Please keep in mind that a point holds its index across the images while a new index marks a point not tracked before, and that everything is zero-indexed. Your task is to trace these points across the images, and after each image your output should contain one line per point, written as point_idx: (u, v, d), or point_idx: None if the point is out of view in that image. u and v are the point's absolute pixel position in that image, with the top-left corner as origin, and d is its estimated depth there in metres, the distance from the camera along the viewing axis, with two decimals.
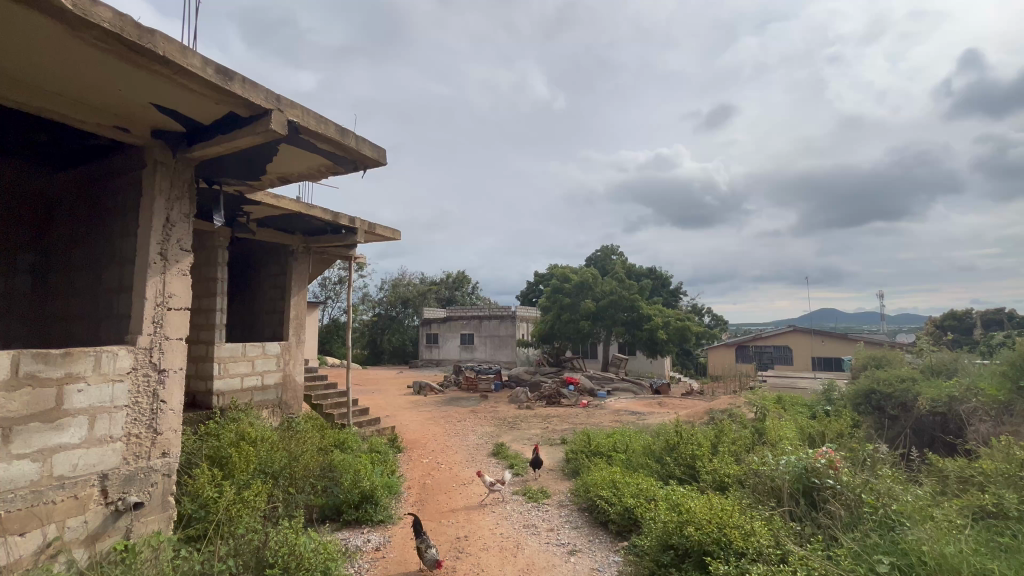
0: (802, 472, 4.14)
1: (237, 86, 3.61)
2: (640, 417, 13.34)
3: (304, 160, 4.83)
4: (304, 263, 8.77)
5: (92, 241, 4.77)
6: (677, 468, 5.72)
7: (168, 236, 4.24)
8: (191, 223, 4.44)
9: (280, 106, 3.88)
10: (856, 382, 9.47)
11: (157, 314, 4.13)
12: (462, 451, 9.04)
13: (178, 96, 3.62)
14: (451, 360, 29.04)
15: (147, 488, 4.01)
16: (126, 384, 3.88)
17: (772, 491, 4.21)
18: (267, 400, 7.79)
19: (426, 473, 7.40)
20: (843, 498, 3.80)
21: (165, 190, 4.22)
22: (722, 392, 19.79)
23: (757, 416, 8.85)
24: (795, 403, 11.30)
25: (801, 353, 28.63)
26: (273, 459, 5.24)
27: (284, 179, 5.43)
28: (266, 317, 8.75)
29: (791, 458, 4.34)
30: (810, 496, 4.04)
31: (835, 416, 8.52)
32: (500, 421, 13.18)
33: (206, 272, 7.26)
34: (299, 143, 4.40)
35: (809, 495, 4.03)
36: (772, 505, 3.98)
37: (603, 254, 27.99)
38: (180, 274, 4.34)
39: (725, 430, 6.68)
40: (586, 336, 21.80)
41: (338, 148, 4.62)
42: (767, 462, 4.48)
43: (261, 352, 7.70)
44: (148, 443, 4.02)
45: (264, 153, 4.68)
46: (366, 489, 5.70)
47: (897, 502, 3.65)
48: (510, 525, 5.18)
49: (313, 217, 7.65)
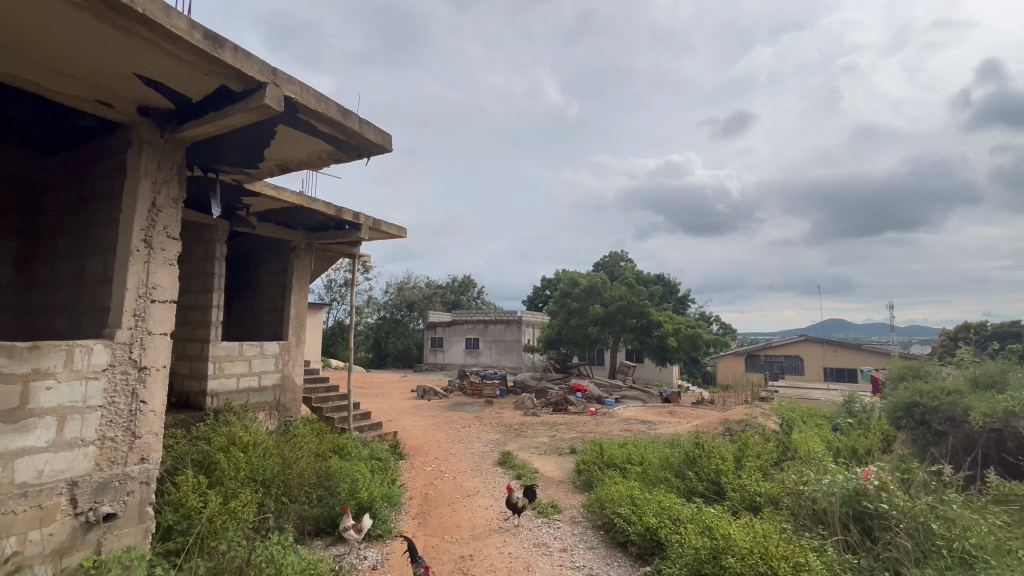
0: (850, 495, 3.70)
1: (229, 54, 3.27)
2: (650, 427, 12.77)
3: (302, 143, 4.50)
4: (305, 260, 8.44)
5: (78, 229, 4.45)
6: (699, 483, 5.28)
7: (154, 222, 3.88)
8: (180, 208, 4.08)
9: (276, 80, 3.53)
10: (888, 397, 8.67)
11: (139, 306, 3.77)
12: (467, 459, 8.65)
13: (162, 63, 3.28)
14: (456, 365, 28.71)
15: (122, 497, 3.63)
16: (101, 382, 3.53)
17: (816, 515, 3.78)
18: (263, 402, 7.47)
19: (428, 482, 7.01)
20: (902, 528, 3.37)
21: (152, 172, 3.87)
22: (733, 400, 19.24)
23: (779, 428, 8.35)
24: (814, 414, 10.81)
25: (813, 363, 28.03)
26: (265, 466, 4.91)
27: (283, 167, 5.13)
28: (266, 315, 8.43)
29: (835, 478, 3.91)
30: (862, 523, 3.61)
31: (868, 430, 7.99)
32: (507, 428, 12.74)
33: (203, 266, 7.00)
34: (298, 124, 4.06)
35: (862, 522, 3.60)
36: (823, 534, 3.54)
37: (611, 260, 27.55)
38: (167, 263, 3.97)
39: (749, 442, 6.23)
40: (594, 342, 21.36)
41: (340, 131, 4.29)
42: (808, 481, 4.04)
43: (258, 352, 7.41)
44: (125, 447, 3.66)
45: (260, 136, 4.35)
46: (364, 501, 5.30)
47: (975, 534, 3.19)
48: (519, 544, 4.77)
49: (315, 211, 7.31)
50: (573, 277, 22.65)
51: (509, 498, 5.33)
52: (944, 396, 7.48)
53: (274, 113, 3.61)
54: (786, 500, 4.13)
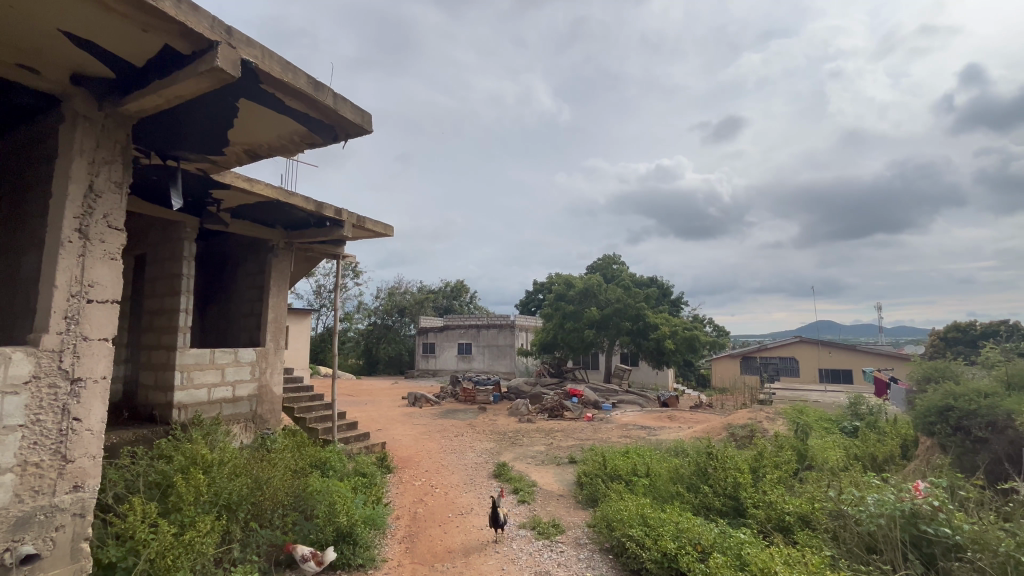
0: (905, 519, 3.27)
1: (170, 5, 2.75)
2: (650, 433, 12.28)
3: (271, 123, 3.99)
4: (285, 261, 7.88)
5: (11, 221, 3.88)
6: (715, 498, 4.82)
7: (91, 209, 3.34)
8: (125, 194, 3.54)
9: (231, 41, 3.01)
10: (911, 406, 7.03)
11: (72, 307, 3.22)
12: (460, 472, 8.10)
13: (91, 17, 2.75)
14: (448, 371, 28.11)
15: (49, 534, 3.06)
16: (22, 398, 2.97)
17: (868, 546, 3.36)
18: (238, 414, 6.89)
19: (418, 499, 6.46)
20: (975, 557, 2.93)
21: (88, 151, 3.33)
22: (732, 403, 18.87)
23: (790, 433, 7.90)
24: (819, 417, 10.40)
25: (808, 365, 27.73)
26: (231, 486, 4.37)
27: (252, 153, 4.61)
28: (243, 320, 7.85)
29: (882, 498, 3.48)
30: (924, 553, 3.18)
31: (885, 435, 7.56)
32: (501, 436, 12.19)
33: (170, 267, 6.43)
34: (262, 97, 3.55)
35: (922, 551, 3.18)
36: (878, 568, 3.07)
37: (604, 263, 27.23)
38: (107, 258, 3.42)
39: (766, 451, 5.77)
40: (589, 345, 20.87)
41: (312, 108, 3.78)
42: (852, 501, 3.63)
43: (232, 360, 6.84)
44: (53, 474, 3.09)
45: (221, 114, 3.83)
46: (342, 526, 4.69)
47: None
48: (518, 571, 4.26)
49: (294, 207, 6.77)
50: (568, 279, 22.18)
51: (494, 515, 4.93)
52: (980, 400, 5.90)
53: (230, 80, 3.10)
54: (827, 523, 3.72)
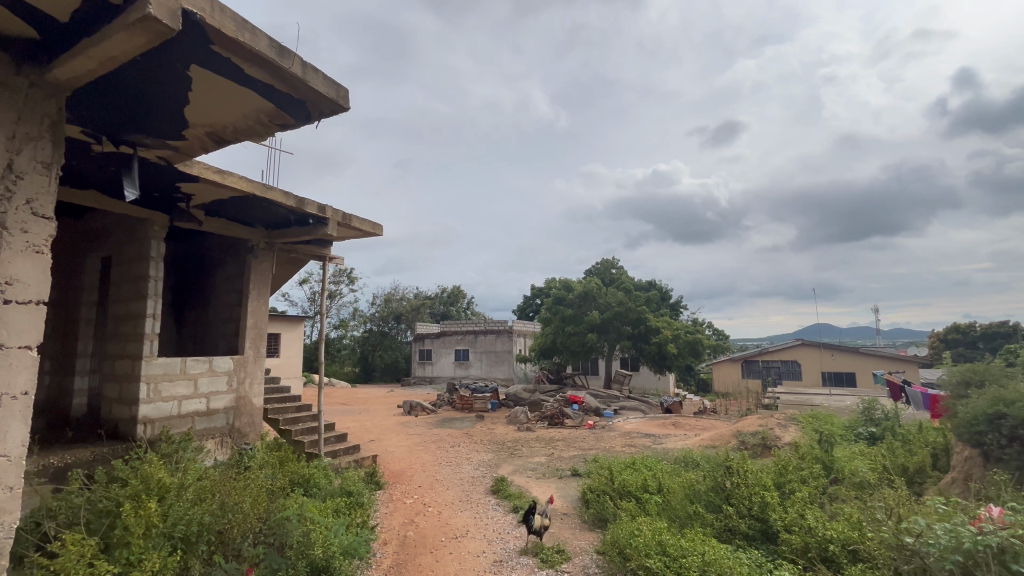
0: (984, 556, 2.73)
1: None
2: (655, 441, 11.77)
3: (231, 97, 3.48)
4: (266, 262, 7.35)
5: None
6: (741, 520, 4.29)
7: (9, 192, 2.82)
8: (55, 176, 3.03)
9: None
10: (954, 414, 6.08)
11: None
12: (455, 488, 7.53)
13: None
14: (445, 378, 27.50)
15: None
16: None
17: None
18: (212, 429, 6.34)
19: (408, 520, 5.88)
20: None
21: (6, 124, 2.81)
22: (736, 408, 18.40)
23: (808, 441, 7.39)
24: (833, 423, 9.92)
25: (811, 368, 27.26)
26: (193, 514, 3.82)
27: (216, 137, 4.10)
28: (221, 326, 7.31)
29: (954, 528, 2.96)
30: None
31: (910, 443, 7.06)
32: (500, 446, 11.64)
33: (137, 269, 5.89)
34: (215, 62, 3.04)
35: None
36: None
37: (603, 267, 26.80)
38: (31, 251, 2.90)
39: (791, 463, 5.26)
40: (590, 350, 20.35)
41: (277, 78, 3.27)
42: (916, 531, 3.08)
43: (206, 369, 6.29)
44: None
45: (172, 86, 3.32)
46: (317, 561, 4.18)
47: None
48: None
49: (273, 203, 6.25)
50: (567, 282, 21.70)
51: (528, 519, 4.94)
52: None
53: (169, 35, 2.58)
54: (885, 556, 3.17)
